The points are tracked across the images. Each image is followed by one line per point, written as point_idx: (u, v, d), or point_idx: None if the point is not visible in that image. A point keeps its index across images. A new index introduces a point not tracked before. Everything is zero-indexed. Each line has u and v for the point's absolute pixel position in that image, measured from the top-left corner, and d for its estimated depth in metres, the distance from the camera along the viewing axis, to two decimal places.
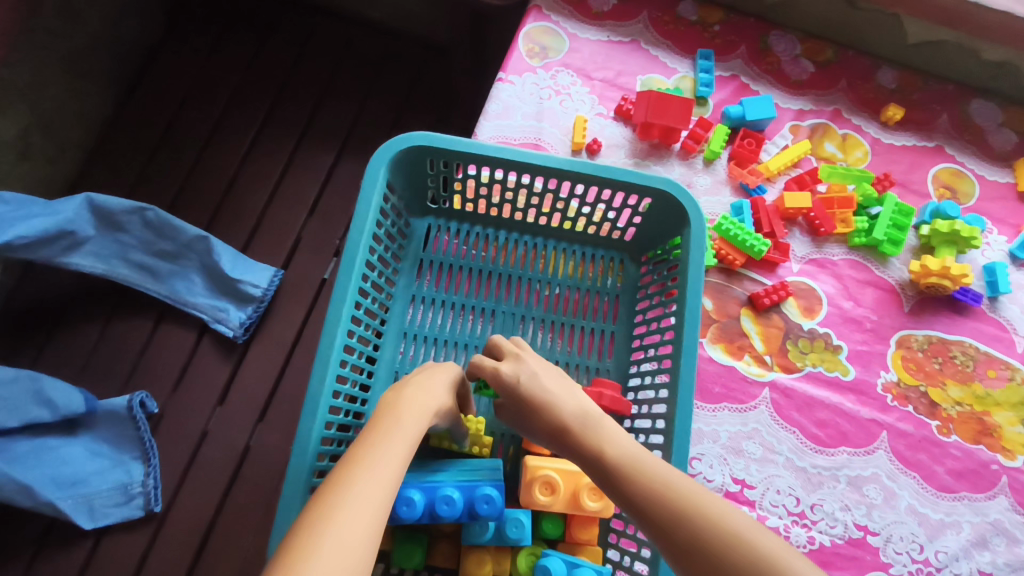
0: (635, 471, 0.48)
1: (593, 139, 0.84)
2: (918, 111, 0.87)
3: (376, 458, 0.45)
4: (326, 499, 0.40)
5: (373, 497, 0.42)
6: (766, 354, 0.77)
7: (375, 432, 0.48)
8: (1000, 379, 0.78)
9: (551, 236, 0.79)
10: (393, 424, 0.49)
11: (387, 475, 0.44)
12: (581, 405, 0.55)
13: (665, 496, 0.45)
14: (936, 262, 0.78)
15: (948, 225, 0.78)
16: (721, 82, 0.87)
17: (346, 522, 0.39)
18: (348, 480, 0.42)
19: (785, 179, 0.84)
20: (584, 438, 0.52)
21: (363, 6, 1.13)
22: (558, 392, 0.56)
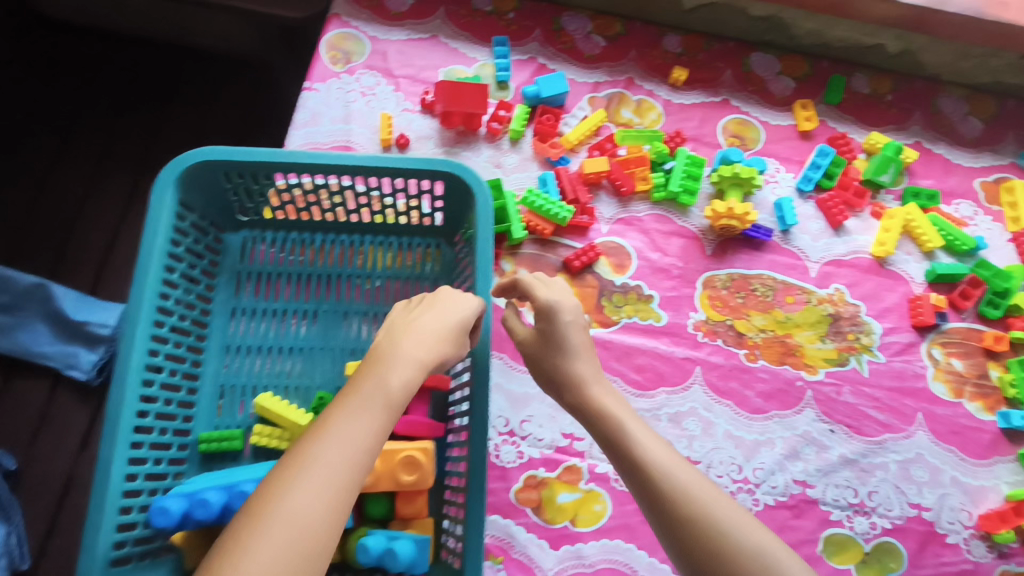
0: (654, 460, 0.58)
1: (399, 134, 0.87)
2: (704, 70, 0.94)
3: (340, 437, 0.49)
4: (279, 483, 0.47)
5: (322, 473, 0.48)
6: (583, 313, 0.82)
7: (347, 400, 0.52)
8: (798, 304, 0.84)
9: (366, 232, 0.82)
10: (374, 389, 0.53)
11: (348, 453, 0.49)
12: (596, 372, 0.66)
13: (670, 489, 0.56)
14: (724, 205, 0.84)
15: (730, 169, 0.85)
16: (519, 65, 0.91)
17: (292, 512, 0.45)
18: (302, 454, 0.49)
19: (587, 148, 0.89)
20: (599, 405, 0.63)
21: (184, 36, 1.11)
22: (581, 344, 0.67)
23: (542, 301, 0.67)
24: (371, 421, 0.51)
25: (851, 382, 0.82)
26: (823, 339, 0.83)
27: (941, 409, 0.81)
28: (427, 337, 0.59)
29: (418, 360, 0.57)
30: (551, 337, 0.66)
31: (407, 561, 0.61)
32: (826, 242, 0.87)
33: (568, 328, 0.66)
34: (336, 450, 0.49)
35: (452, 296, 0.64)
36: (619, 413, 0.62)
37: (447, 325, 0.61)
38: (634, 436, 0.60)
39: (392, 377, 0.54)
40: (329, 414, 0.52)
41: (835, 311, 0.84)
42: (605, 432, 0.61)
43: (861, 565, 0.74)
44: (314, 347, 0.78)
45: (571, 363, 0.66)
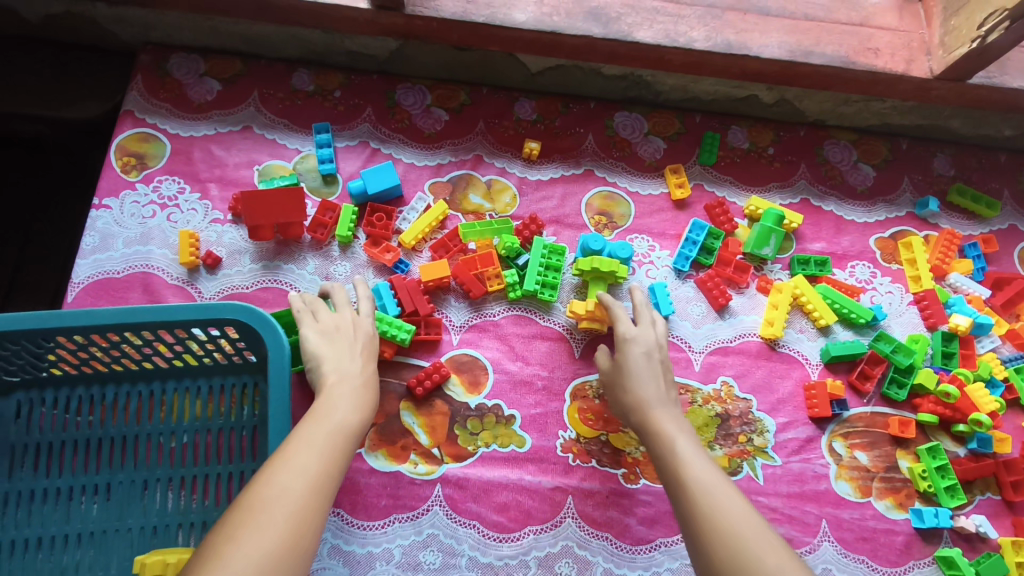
0: (692, 476, 0.53)
1: (206, 252, 0.75)
2: (562, 138, 0.84)
3: (309, 443, 0.50)
4: (251, 488, 0.45)
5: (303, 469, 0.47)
6: (433, 447, 0.71)
7: (312, 416, 0.54)
8: (682, 406, 0.74)
9: (168, 378, 0.69)
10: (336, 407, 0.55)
11: (320, 453, 0.49)
12: (661, 395, 0.62)
13: (698, 506, 0.51)
14: (584, 305, 0.74)
15: (587, 262, 0.74)
16: (347, 153, 0.80)
17: (279, 504, 0.44)
18: (287, 454, 0.48)
19: (431, 245, 0.78)
20: (657, 431, 0.59)
21: None
22: (642, 376, 0.64)
23: (621, 331, 0.67)
24: (338, 435, 0.52)
25: (745, 492, 0.72)
26: (712, 445, 0.73)
27: (846, 512, 0.72)
28: (354, 359, 0.62)
29: (362, 388, 0.59)
30: (618, 365, 0.65)
31: None
32: (709, 327, 0.78)
33: (635, 358, 0.65)
34: (311, 452, 0.49)
35: (363, 319, 0.67)
36: (671, 434, 0.58)
37: (358, 350, 0.63)
38: (678, 450, 0.57)
39: (345, 395, 0.57)
40: (298, 429, 0.52)
41: (723, 411, 0.75)
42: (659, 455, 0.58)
43: None
44: (106, 529, 0.65)
45: (635, 387, 0.63)
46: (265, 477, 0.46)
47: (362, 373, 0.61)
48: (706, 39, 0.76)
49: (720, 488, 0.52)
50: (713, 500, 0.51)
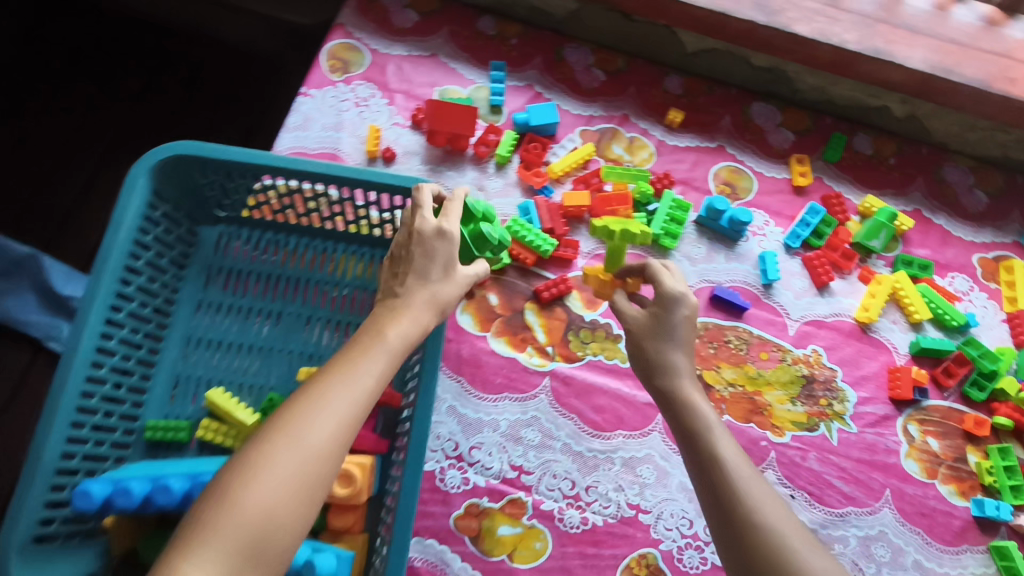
0: (734, 476, 0.55)
1: (386, 147, 0.86)
2: (702, 113, 0.93)
3: (345, 384, 0.48)
4: (284, 418, 0.45)
5: (333, 415, 0.46)
6: (547, 346, 0.80)
7: (352, 348, 0.51)
8: (772, 361, 0.82)
9: (341, 240, 0.82)
10: (378, 340, 0.52)
11: (353, 400, 0.47)
12: (690, 366, 0.64)
13: (744, 518, 0.52)
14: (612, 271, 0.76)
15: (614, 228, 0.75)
16: (515, 91, 0.91)
17: (299, 455, 0.43)
18: (324, 392, 0.47)
19: (573, 180, 0.88)
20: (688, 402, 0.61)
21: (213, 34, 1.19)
22: (683, 347, 0.64)
23: (667, 290, 0.65)
24: (376, 360, 0.50)
25: (818, 448, 0.79)
26: (794, 401, 0.80)
27: (910, 487, 0.78)
28: (422, 282, 0.57)
29: (418, 316, 0.55)
30: (659, 322, 0.65)
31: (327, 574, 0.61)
32: (809, 301, 0.85)
33: (673, 320, 0.64)
34: (346, 397, 0.47)
35: (428, 239, 0.59)
36: (705, 411, 0.60)
37: (445, 277, 0.58)
38: (707, 435, 0.58)
39: (402, 327, 0.54)
40: (335, 362, 0.50)
41: (809, 373, 0.82)
42: (686, 430, 0.59)
43: None
44: (273, 348, 0.78)
45: (672, 351, 0.64)
46: (294, 419, 0.45)
47: (432, 305, 0.57)
48: (857, 43, 0.84)
49: (741, 468, 0.56)
50: (749, 496, 0.54)
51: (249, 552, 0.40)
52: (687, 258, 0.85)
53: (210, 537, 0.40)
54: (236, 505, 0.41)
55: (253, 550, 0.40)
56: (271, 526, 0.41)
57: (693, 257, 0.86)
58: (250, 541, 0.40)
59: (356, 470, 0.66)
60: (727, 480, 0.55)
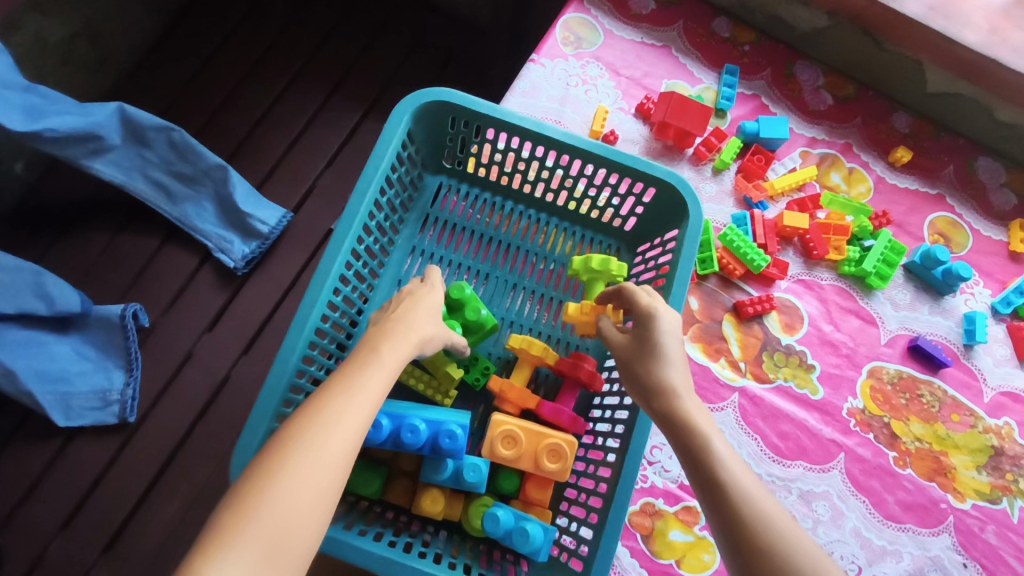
0: (758, 515, 0.44)
1: (610, 130, 0.86)
2: (926, 158, 0.90)
3: (349, 390, 0.47)
4: (309, 414, 0.44)
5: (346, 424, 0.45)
6: (741, 361, 0.79)
7: (351, 366, 0.50)
8: (962, 425, 0.80)
9: (556, 214, 0.82)
10: (372, 355, 0.51)
11: (362, 405, 0.46)
12: (688, 383, 0.54)
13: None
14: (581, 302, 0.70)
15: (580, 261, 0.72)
16: (742, 99, 0.90)
17: (313, 462, 0.42)
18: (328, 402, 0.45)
19: (787, 200, 0.86)
20: (691, 423, 0.51)
21: None
22: (674, 354, 0.55)
23: (644, 305, 0.58)
24: (377, 372, 0.49)
25: (998, 522, 0.76)
26: (979, 469, 0.78)
27: None
28: (413, 318, 0.58)
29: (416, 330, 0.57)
30: (641, 334, 0.57)
31: (535, 545, 0.60)
32: (1008, 371, 0.82)
33: (665, 329, 0.57)
34: (356, 404, 0.46)
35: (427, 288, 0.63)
36: (703, 426, 0.50)
37: (424, 314, 0.59)
38: (718, 454, 0.48)
39: (392, 349, 0.53)
40: (337, 377, 0.48)
41: (999, 445, 0.79)
42: (704, 459, 0.48)
43: None
44: None
45: (662, 364, 0.55)
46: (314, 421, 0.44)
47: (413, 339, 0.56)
48: None
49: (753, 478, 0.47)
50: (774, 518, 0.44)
51: (271, 552, 0.38)
52: (891, 302, 0.84)
53: (234, 541, 0.38)
54: (257, 508, 0.39)
55: (275, 549, 0.39)
56: (294, 525, 0.40)
57: (898, 302, 0.84)
58: (270, 542, 0.38)
59: (567, 449, 0.64)
60: (739, 506, 0.45)
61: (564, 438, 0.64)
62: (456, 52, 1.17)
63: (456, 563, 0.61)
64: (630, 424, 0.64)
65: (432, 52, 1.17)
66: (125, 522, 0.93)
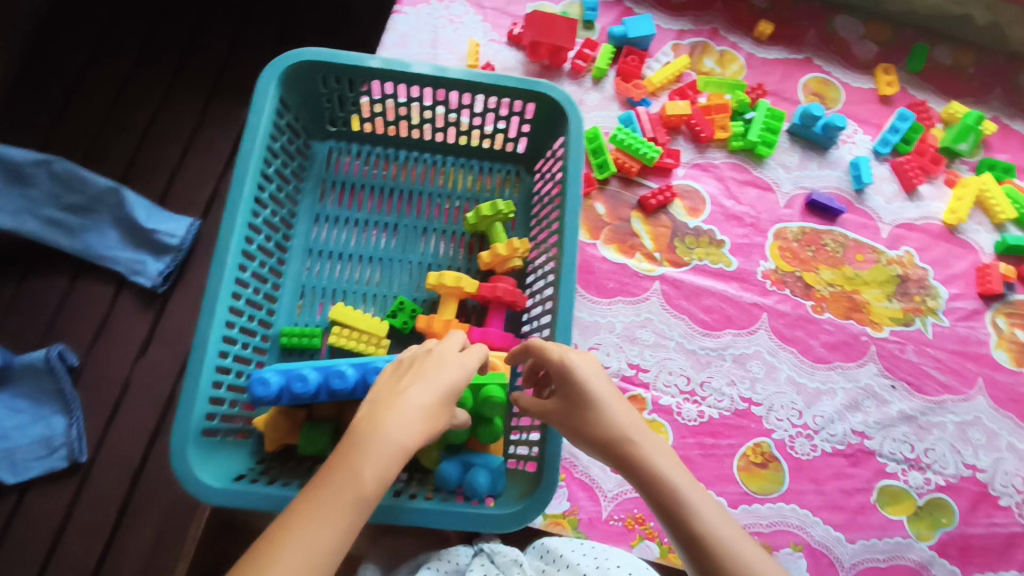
0: (729, 553, 0.46)
1: (486, 62, 0.87)
2: (788, 27, 0.94)
3: (308, 543, 0.42)
4: (262, 560, 0.41)
5: (303, 564, 0.41)
6: (655, 252, 0.83)
7: (320, 493, 0.44)
8: (867, 262, 0.85)
9: (449, 153, 0.83)
10: (351, 477, 0.45)
11: (321, 551, 0.42)
12: (638, 422, 0.52)
13: None
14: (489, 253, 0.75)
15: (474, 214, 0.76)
16: (606, 7, 0.92)
17: None
18: (288, 541, 0.42)
19: (668, 93, 0.89)
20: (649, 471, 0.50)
21: None
22: (616, 402, 0.53)
23: (568, 362, 0.53)
24: (345, 515, 0.43)
25: (914, 341, 0.82)
26: (890, 298, 0.84)
27: (1001, 375, 0.82)
28: (412, 413, 0.49)
29: (408, 437, 0.47)
30: (566, 386, 0.53)
31: (486, 489, 0.62)
32: (899, 205, 0.88)
33: (595, 383, 0.53)
34: (315, 547, 0.42)
35: (447, 363, 0.53)
36: (665, 474, 0.50)
37: (436, 392, 0.50)
38: (687, 502, 0.48)
39: (377, 464, 0.46)
40: (299, 510, 0.44)
41: (904, 273, 0.85)
42: (667, 503, 0.49)
43: (912, 517, 0.76)
44: (393, 258, 0.78)
45: (599, 414, 0.52)
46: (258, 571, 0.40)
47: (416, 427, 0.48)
48: None
49: (728, 536, 0.47)
50: (724, 533, 0.47)
51: None
52: (782, 166, 0.88)
53: None
54: None
55: None
56: None
57: (788, 164, 0.88)
58: None
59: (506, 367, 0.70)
60: (711, 548, 0.46)
61: (501, 362, 0.69)
62: (329, 27, 1.15)
63: (416, 494, 0.62)
64: (554, 326, 0.66)
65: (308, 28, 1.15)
66: (101, 560, 0.91)
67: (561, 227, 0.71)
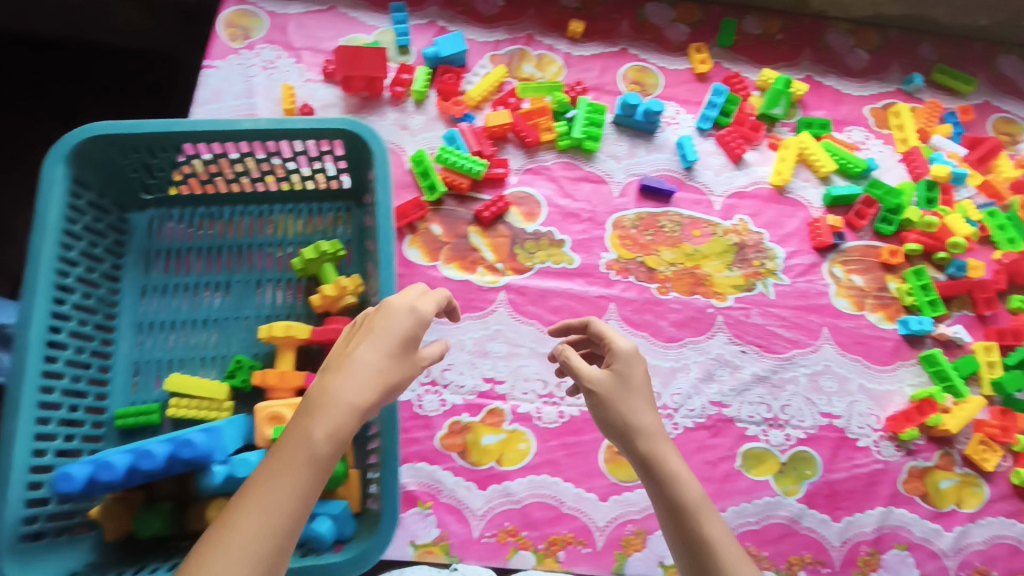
0: (720, 553, 0.52)
1: (303, 104, 0.87)
2: (600, 22, 0.96)
3: (262, 504, 0.44)
4: (244, 515, 0.44)
5: (270, 524, 0.44)
6: (497, 263, 0.83)
7: (278, 455, 0.47)
8: (705, 237, 0.88)
9: (275, 201, 0.82)
10: (305, 443, 0.47)
11: (285, 511, 0.44)
12: (660, 430, 0.58)
13: None
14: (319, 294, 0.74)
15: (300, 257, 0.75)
16: (419, 30, 0.92)
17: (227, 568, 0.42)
18: (256, 500, 0.44)
19: (491, 104, 0.90)
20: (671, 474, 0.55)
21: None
22: (648, 410, 0.58)
23: (619, 360, 0.59)
24: (299, 475, 0.46)
25: (758, 304, 0.85)
26: (730, 267, 0.87)
27: (844, 322, 0.85)
28: (360, 370, 0.50)
29: (358, 393, 0.49)
30: (607, 380, 0.58)
31: (330, 536, 0.62)
32: (728, 175, 0.91)
33: (632, 388, 0.58)
34: (279, 508, 0.44)
35: (394, 312, 0.53)
36: (688, 479, 0.55)
37: (383, 348, 0.51)
38: (696, 507, 0.54)
39: (332, 427, 0.48)
40: (270, 474, 0.46)
41: (740, 241, 0.88)
42: (672, 500, 0.55)
43: (778, 475, 0.78)
44: (228, 317, 0.78)
45: (640, 411, 0.57)
46: (233, 527, 0.43)
47: (373, 388, 0.50)
48: None
49: (729, 542, 0.53)
50: (715, 540, 0.53)
51: None
52: (612, 157, 0.90)
53: None
54: None
55: None
56: None
57: (617, 155, 0.90)
58: None
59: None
60: (711, 545, 0.53)
61: None
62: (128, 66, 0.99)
63: None
64: None
65: (98, 65, 0.99)
66: None
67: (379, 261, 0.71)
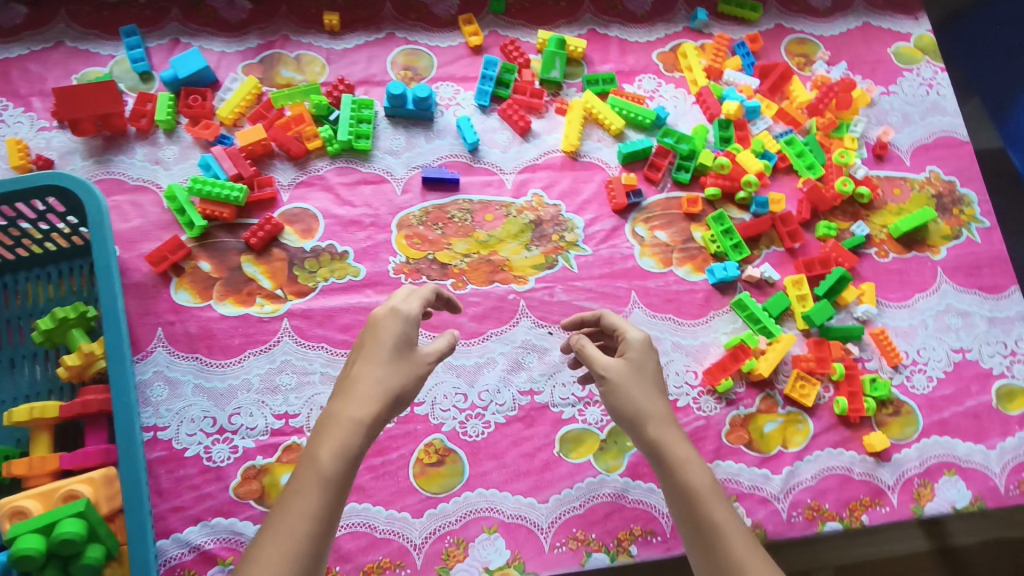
0: (720, 528, 0.52)
1: (36, 156, 0.79)
2: (361, 9, 0.90)
3: (286, 530, 0.47)
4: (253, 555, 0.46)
5: (282, 552, 0.46)
6: (276, 289, 0.77)
7: (289, 491, 0.49)
8: (498, 220, 0.83)
9: (14, 270, 0.75)
10: (313, 467, 0.49)
11: (301, 533, 0.47)
12: (668, 412, 0.58)
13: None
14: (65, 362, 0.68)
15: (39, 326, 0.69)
16: (159, 53, 0.85)
17: None
18: (272, 532, 0.47)
19: (248, 120, 0.84)
20: (674, 456, 0.55)
21: None
22: (660, 388, 0.59)
23: (634, 339, 0.61)
24: (314, 494, 0.48)
25: (562, 280, 0.82)
26: (528, 247, 0.83)
27: (652, 282, 0.83)
28: (360, 385, 0.54)
29: (360, 408, 0.53)
30: (635, 354, 0.60)
31: None
32: (517, 150, 0.86)
33: (648, 364, 0.60)
34: (292, 533, 0.47)
35: (382, 322, 0.57)
36: (689, 458, 0.55)
37: (382, 360, 0.55)
38: (696, 487, 0.54)
39: (332, 448, 0.50)
40: (276, 510, 0.48)
41: (536, 217, 0.84)
42: (681, 483, 0.54)
43: (598, 453, 0.76)
44: None
45: (624, 398, 0.57)
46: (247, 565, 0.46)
47: (372, 404, 0.53)
48: None
49: (728, 519, 0.53)
50: (721, 522, 0.52)
51: None
52: (389, 153, 0.84)
53: None
54: None
55: None
56: None
57: (395, 150, 0.85)
58: None
59: (108, 481, 0.63)
60: (710, 522, 0.52)
61: (84, 484, 0.61)
62: None
63: None
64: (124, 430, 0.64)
65: None
66: None
67: (114, 314, 0.67)
